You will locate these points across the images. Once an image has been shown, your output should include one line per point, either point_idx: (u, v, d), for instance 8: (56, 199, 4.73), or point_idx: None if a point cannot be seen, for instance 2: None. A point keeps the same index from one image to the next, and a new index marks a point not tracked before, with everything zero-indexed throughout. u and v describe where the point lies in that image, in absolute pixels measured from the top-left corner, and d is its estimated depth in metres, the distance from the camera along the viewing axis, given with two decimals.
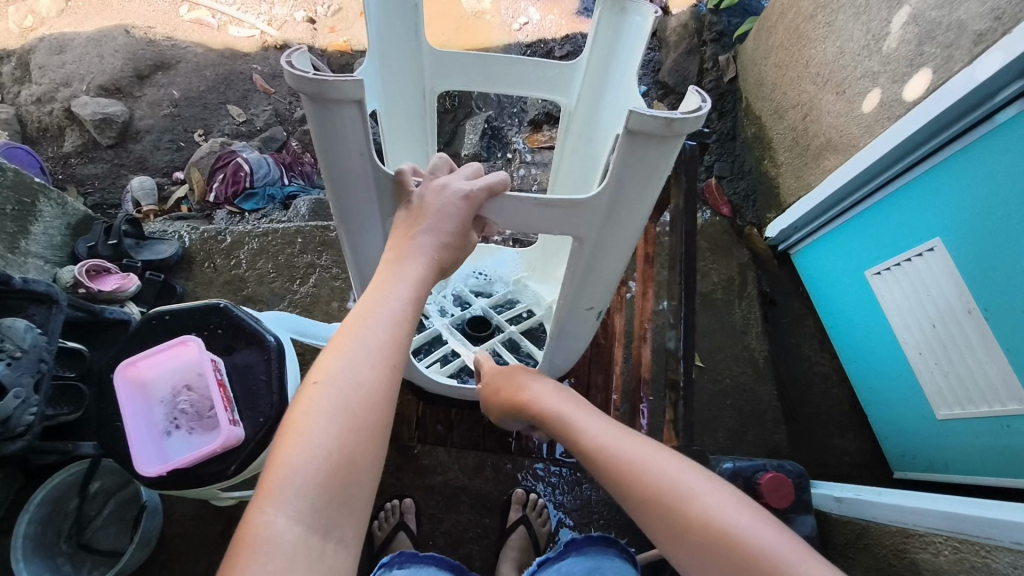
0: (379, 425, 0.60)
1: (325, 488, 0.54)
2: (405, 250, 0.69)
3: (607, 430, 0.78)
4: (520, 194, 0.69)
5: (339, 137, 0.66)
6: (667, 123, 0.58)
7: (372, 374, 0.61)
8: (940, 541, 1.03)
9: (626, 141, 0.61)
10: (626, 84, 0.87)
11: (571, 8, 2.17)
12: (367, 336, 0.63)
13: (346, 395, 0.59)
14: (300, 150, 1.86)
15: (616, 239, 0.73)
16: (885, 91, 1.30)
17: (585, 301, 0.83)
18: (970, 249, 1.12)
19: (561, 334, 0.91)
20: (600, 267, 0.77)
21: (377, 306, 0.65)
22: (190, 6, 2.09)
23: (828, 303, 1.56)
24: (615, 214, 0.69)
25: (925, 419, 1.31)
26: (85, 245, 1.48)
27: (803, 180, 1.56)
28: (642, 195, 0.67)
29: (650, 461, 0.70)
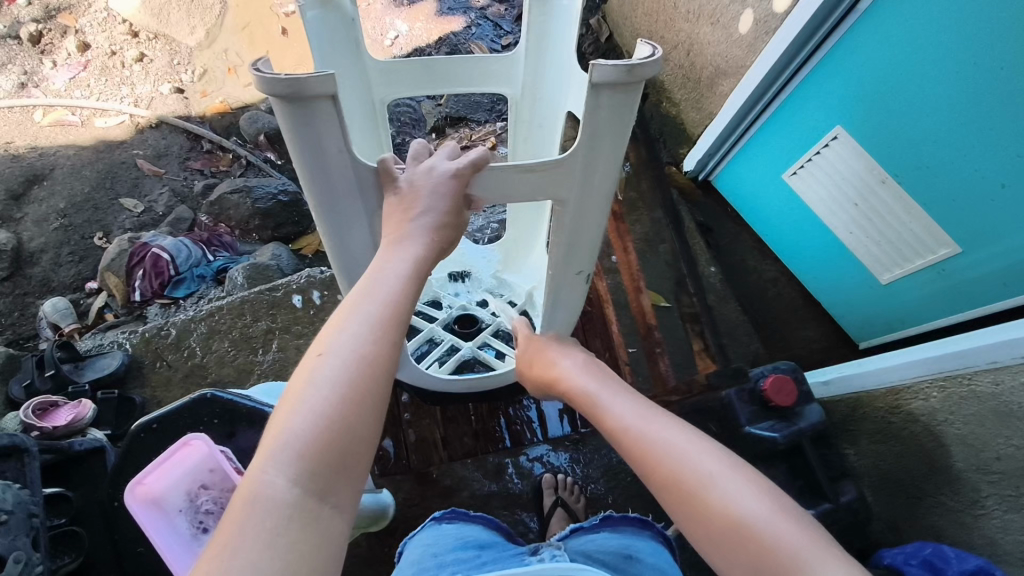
0: (382, 399, 0.58)
1: (325, 450, 0.53)
2: (404, 232, 0.71)
3: (635, 410, 0.76)
4: (503, 165, 0.74)
5: (316, 136, 0.67)
6: (628, 71, 0.65)
7: (372, 346, 0.59)
8: (927, 386, 1.15)
9: (592, 93, 0.67)
10: (570, 52, 0.92)
11: (434, 12, 2.19)
12: (365, 310, 0.62)
13: (346, 363, 0.57)
14: (213, 223, 1.79)
15: (594, 195, 0.80)
16: (756, 10, 1.39)
17: (574, 264, 0.90)
18: (872, 127, 1.24)
19: (555, 298, 0.96)
20: (585, 223, 0.84)
21: (371, 285, 0.65)
22: (44, 110, 1.95)
23: (756, 214, 1.67)
24: (590, 168, 0.76)
25: (873, 288, 1.44)
26: (20, 386, 1.37)
27: (705, 110, 1.65)
28: (613, 147, 0.74)
29: (675, 442, 0.68)
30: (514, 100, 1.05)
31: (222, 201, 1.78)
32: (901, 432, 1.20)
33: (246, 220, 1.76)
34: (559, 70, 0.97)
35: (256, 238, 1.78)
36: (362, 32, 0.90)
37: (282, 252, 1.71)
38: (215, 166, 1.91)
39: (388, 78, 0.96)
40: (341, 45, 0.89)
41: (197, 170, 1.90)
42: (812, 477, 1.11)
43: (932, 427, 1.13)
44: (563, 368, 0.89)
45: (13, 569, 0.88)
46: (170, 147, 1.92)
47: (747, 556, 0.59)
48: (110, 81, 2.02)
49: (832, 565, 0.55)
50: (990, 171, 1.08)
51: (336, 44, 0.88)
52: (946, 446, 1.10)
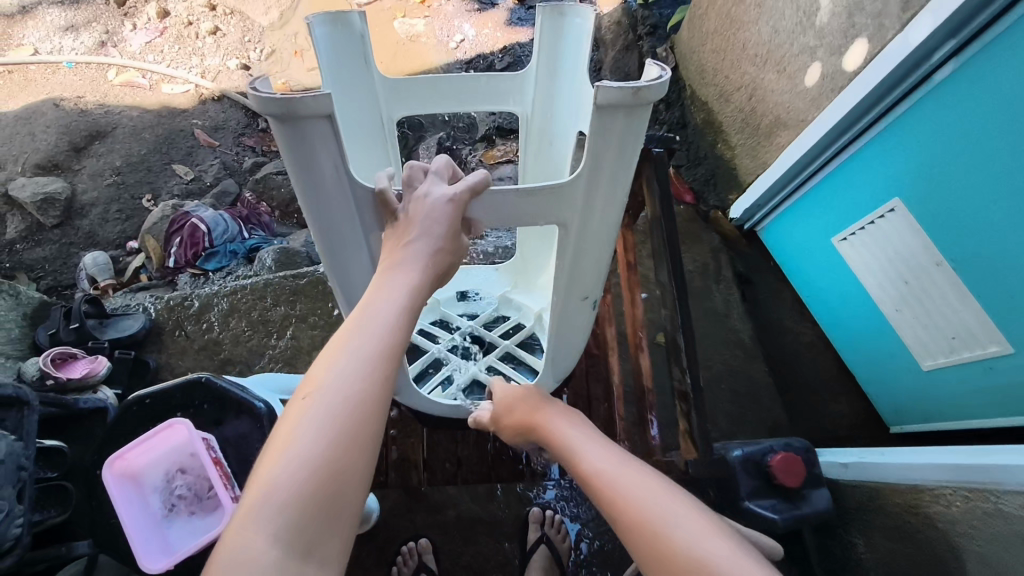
0: (372, 447, 0.57)
1: (312, 502, 0.52)
2: (398, 259, 0.70)
3: (608, 456, 0.72)
4: (502, 189, 0.70)
5: (311, 157, 0.67)
6: (635, 93, 0.61)
7: (364, 386, 0.58)
8: (950, 493, 1.06)
9: (596, 115, 0.63)
10: (582, 72, 0.89)
11: (504, 20, 2.16)
12: (359, 347, 0.61)
13: (337, 405, 0.56)
14: (255, 201, 1.81)
15: (596, 223, 0.76)
16: (825, 64, 1.31)
17: (578, 289, 0.85)
18: (931, 206, 1.16)
19: (558, 328, 0.91)
20: (586, 252, 0.80)
21: (366, 318, 0.64)
22: (118, 70, 2.02)
23: (799, 273, 1.59)
24: (595, 193, 0.72)
25: (912, 371, 1.35)
26: (45, 334, 1.42)
27: (759, 159, 1.57)
28: (617, 175, 0.71)
29: (655, 497, 0.64)
30: (525, 119, 1.02)
31: (268, 179, 1.83)
32: (917, 535, 1.11)
33: (287, 203, 1.81)
34: (571, 92, 0.94)
35: (294, 222, 1.82)
36: (371, 48, 0.89)
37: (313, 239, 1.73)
38: (267, 145, 1.95)
39: (395, 94, 0.95)
40: (351, 62, 0.88)
41: (249, 146, 1.94)
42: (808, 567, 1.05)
43: (950, 538, 1.04)
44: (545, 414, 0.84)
45: None
46: (227, 121, 1.97)
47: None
48: (182, 50, 2.08)
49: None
50: None
51: (343, 62, 0.87)
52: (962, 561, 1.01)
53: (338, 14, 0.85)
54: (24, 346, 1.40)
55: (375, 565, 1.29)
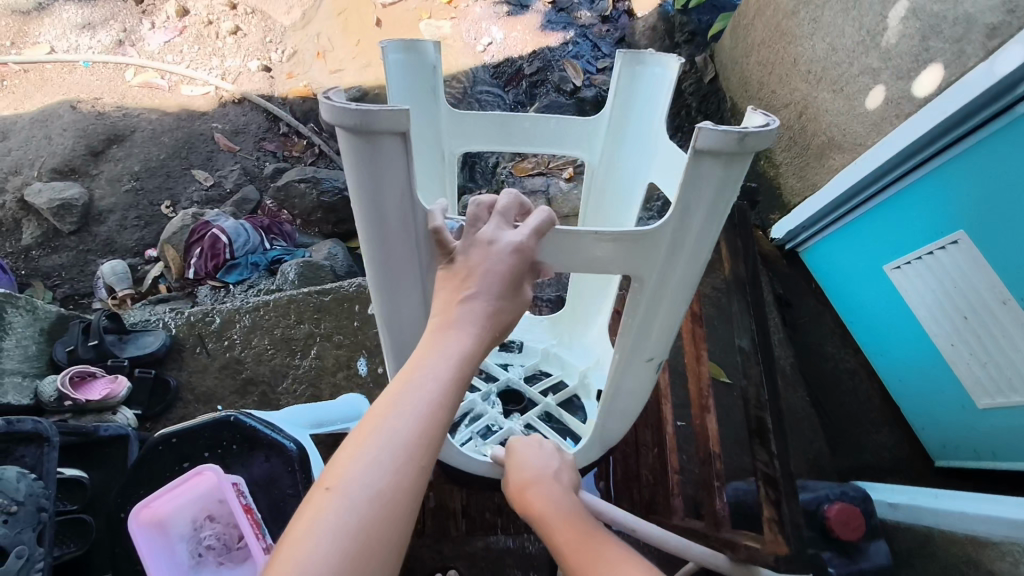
0: (395, 549, 0.51)
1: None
2: (452, 317, 0.63)
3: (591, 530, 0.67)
4: (578, 229, 0.66)
5: (378, 176, 0.62)
6: (740, 139, 0.56)
7: (392, 480, 0.52)
8: (1017, 549, 1.01)
9: (693, 160, 0.59)
10: (660, 122, 0.83)
11: (534, 23, 2.08)
12: (392, 431, 0.54)
13: (359, 506, 0.50)
14: (276, 208, 1.78)
15: (675, 280, 0.71)
16: (890, 88, 1.24)
17: (643, 350, 0.80)
18: (1000, 245, 1.09)
19: (618, 391, 0.86)
20: (660, 310, 0.75)
21: (403, 394, 0.57)
22: (136, 70, 1.96)
23: (844, 298, 1.52)
24: (679, 248, 0.68)
25: (964, 408, 1.28)
26: (64, 350, 1.37)
27: (808, 180, 1.50)
28: (705, 229, 0.66)
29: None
30: (590, 167, 0.96)
31: (289, 187, 1.75)
32: None
33: (309, 211, 1.74)
34: (643, 143, 0.89)
35: (316, 232, 1.76)
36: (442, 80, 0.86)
37: (337, 251, 1.67)
38: (288, 150, 1.89)
39: (459, 131, 0.90)
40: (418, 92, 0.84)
41: (270, 152, 1.88)
42: None
43: None
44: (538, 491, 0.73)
45: (13, 564, 0.87)
46: (248, 125, 1.91)
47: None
48: (202, 50, 2.02)
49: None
50: None
51: (413, 91, 0.83)
52: None
53: (413, 42, 0.81)
54: (42, 363, 1.35)
55: None
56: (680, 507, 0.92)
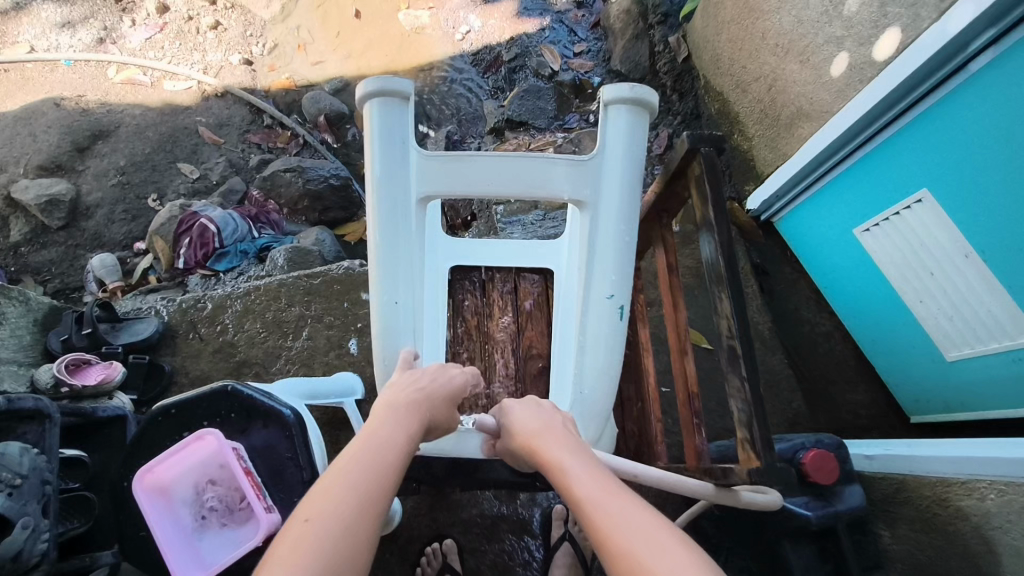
0: (364, 561, 0.62)
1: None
2: (399, 401, 0.80)
3: (598, 482, 0.70)
4: (540, 175, 0.94)
5: (389, 142, 0.93)
6: (631, 90, 0.92)
7: (358, 513, 0.64)
8: (984, 486, 1.07)
9: (606, 111, 0.94)
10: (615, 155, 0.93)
11: (511, 10, 2.10)
12: (355, 478, 0.67)
13: (334, 529, 0.61)
14: (263, 198, 1.80)
15: (612, 212, 0.94)
16: (853, 55, 1.29)
17: (599, 284, 0.95)
18: (961, 201, 1.14)
19: (584, 341, 0.96)
20: (605, 243, 0.95)
21: (364, 450, 0.71)
22: (118, 66, 1.96)
23: (819, 264, 1.57)
24: (607, 180, 0.94)
25: (935, 362, 1.34)
26: (58, 339, 1.39)
27: (779, 150, 1.55)
28: (630, 160, 0.94)
29: (654, 556, 0.59)
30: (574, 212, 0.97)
31: (274, 177, 1.78)
32: (946, 527, 1.12)
33: (296, 200, 1.77)
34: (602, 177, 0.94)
35: (302, 219, 1.79)
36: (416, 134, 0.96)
37: (325, 237, 1.70)
38: (273, 141, 1.92)
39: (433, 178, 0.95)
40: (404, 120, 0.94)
41: (254, 144, 1.91)
42: (842, 564, 1.06)
43: (984, 531, 1.05)
44: (544, 438, 0.79)
45: (20, 535, 0.88)
46: (231, 118, 1.93)
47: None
48: (183, 47, 2.01)
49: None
50: None
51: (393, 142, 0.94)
52: (996, 554, 1.03)
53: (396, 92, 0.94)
54: (37, 353, 1.37)
55: (400, 564, 1.34)
56: (663, 454, 0.98)
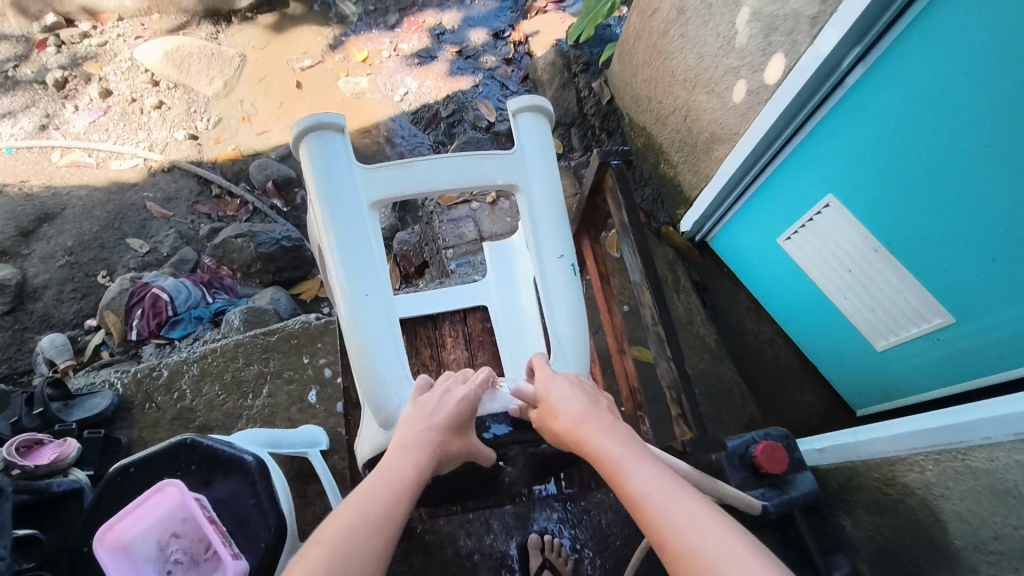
0: None
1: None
2: (416, 438, 0.79)
3: (657, 476, 0.67)
4: (480, 168, 1.01)
5: (332, 168, 0.96)
6: (530, 98, 1.05)
7: (373, 536, 0.63)
8: (922, 458, 1.15)
9: (515, 116, 1.05)
10: (533, 142, 1.04)
11: (445, 70, 2.24)
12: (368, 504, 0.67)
13: (344, 550, 0.60)
14: (215, 265, 1.82)
15: (540, 187, 1.04)
16: (750, 81, 1.41)
17: (552, 247, 1.02)
18: (864, 199, 1.26)
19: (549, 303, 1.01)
20: (544, 214, 1.03)
21: (378, 477, 0.72)
22: (62, 151, 1.99)
23: (754, 275, 1.68)
24: (532, 166, 1.04)
25: (869, 353, 1.44)
26: (7, 422, 1.35)
27: (701, 173, 1.67)
28: (545, 147, 1.05)
29: (718, 553, 0.56)
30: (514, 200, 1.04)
31: (226, 244, 1.81)
32: (898, 505, 1.18)
33: (248, 264, 1.80)
34: (530, 160, 1.04)
35: (257, 282, 1.81)
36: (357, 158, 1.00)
37: (280, 296, 1.73)
38: (222, 211, 1.96)
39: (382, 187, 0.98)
40: (344, 149, 0.98)
41: (204, 214, 1.94)
42: (804, 550, 1.10)
43: (929, 502, 1.11)
44: (587, 427, 0.78)
45: None
46: (179, 191, 1.97)
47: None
48: (128, 127, 2.06)
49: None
50: (995, 250, 1.07)
51: (333, 168, 0.96)
52: (943, 522, 1.08)
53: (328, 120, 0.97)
54: None
55: None
56: None
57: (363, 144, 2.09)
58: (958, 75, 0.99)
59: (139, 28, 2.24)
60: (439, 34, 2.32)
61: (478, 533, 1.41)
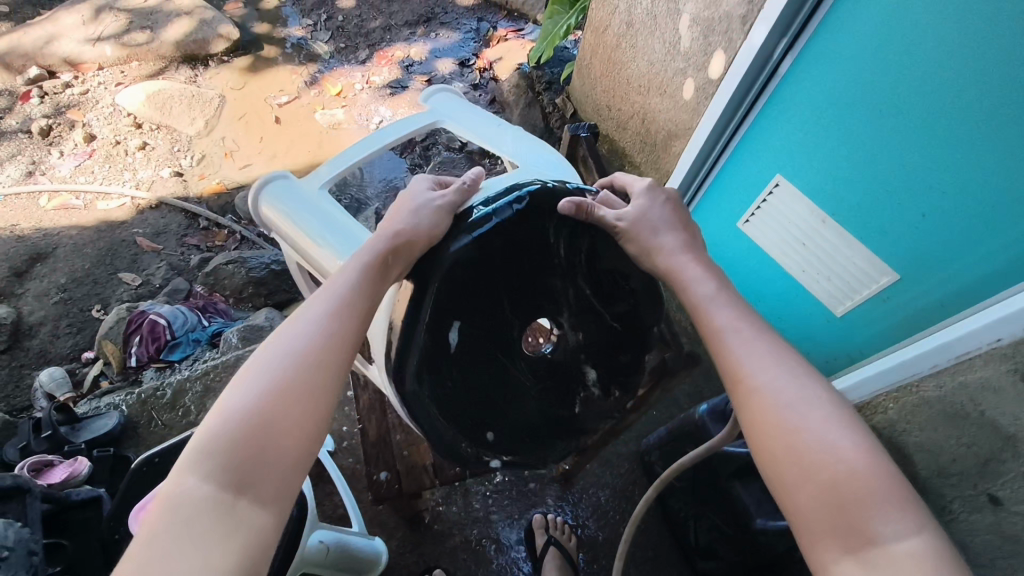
0: (311, 395, 0.69)
1: (242, 449, 0.63)
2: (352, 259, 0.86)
3: (737, 320, 0.82)
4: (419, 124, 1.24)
5: (294, 186, 1.15)
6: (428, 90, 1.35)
7: (305, 352, 0.72)
8: (883, 400, 1.27)
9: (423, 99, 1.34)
10: (444, 106, 1.31)
11: (416, 98, 2.38)
12: (298, 328, 0.75)
13: (279, 371, 0.69)
14: (208, 292, 1.88)
15: (468, 120, 1.29)
16: (696, 79, 1.57)
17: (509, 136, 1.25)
18: (808, 175, 1.41)
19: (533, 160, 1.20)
20: (483, 127, 1.27)
21: (320, 300, 0.79)
22: (50, 195, 2.05)
23: (722, 261, 1.82)
24: (453, 112, 1.30)
25: (829, 321, 1.57)
26: (15, 449, 1.38)
27: (662, 170, 1.82)
28: (453, 102, 1.32)
29: (779, 390, 0.72)
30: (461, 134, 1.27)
31: (217, 271, 1.88)
32: None
33: (240, 288, 1.86)
34: (451, 110, 1.30)
35: (249, 306, 1.88)
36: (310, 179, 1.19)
37: (274, 315, 1.80)
38: (210, 241, 2.02)
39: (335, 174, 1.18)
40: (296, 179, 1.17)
41: (193, 245, 2.01)
42: None
43: (895, 439, 1.22)
44: (678, 261, 0.92)
45: None
46: (168, 225, 2.04)
47: (828, 500, 0.63)
48: (113, 168, 2.13)
49: (900, 511, 0.61)
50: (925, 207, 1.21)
51: (292, 189, 1.14)
52: (908, 455, 1.19)
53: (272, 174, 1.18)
54: None
55: None
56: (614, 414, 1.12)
57: None
58: (876, 53, 1.16)
59: (120, 76, 2.34)
60: (408, 66, 2.48)
61: (484, 520, 1.47)
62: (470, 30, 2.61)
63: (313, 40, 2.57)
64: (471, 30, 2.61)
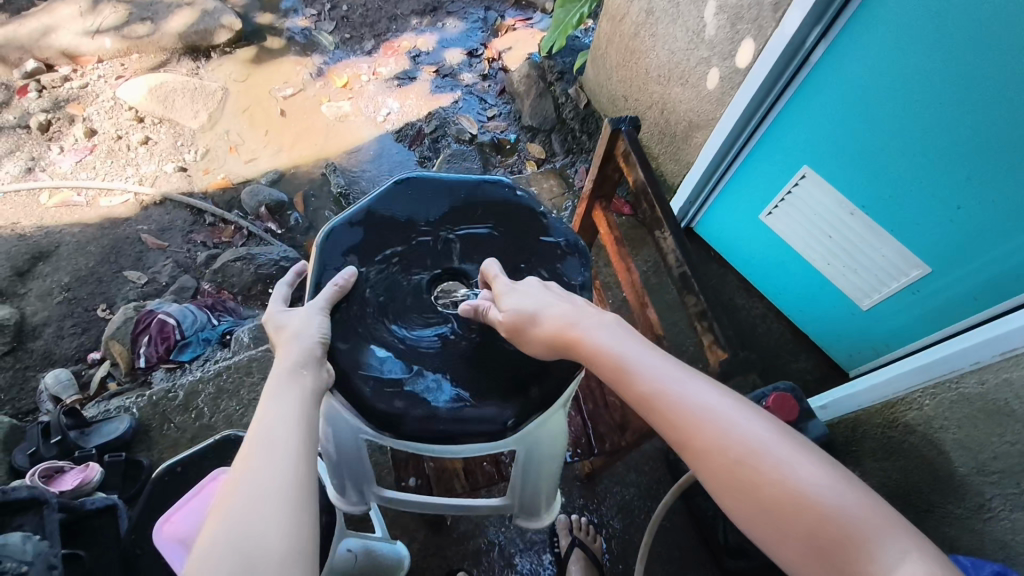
0: (302, 491, 0.59)
1: (246, 556, 0.51)
2: (289, 343, 0.77)
3: (665, 371, 0.70)
4: None
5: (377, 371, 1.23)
6: None
7: (288, 445, 0.62)
8: (919, 396, 1.24)
9: None
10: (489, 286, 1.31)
11: (424, 89, 2.33)
12: (268, 421, 0.65)
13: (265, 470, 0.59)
14: (215, 290, 1.83)
15: None
16: (722, 68, 1.52)
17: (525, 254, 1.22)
18: (836, 168, 1.37)
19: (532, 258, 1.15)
20: None
21: (273, 390, 0.69)
22: (51, 191, 2.00)
23: (742, 255, 1.79)
24: None
25: (855, 314, 1.54)
26: (25, 454, 1.34)
27: (682, 161, 1.79)
28: None
29: (747, 438, 0.62)
30: None
31: (225, 268, 1.82)
32: (902, 445, 1.26)
33: (249, 286, 1.81)
34: None
35: (258, 304, 1.83)
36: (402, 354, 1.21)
37: None
38: (217, 238, 1.97)
39: None
40: None
41: (199, 242, 1.96)
42: None
43: (931, 436, 1.19)
44: (579, 327, 0.78)
45: None
46: (173, 222, 1.99)
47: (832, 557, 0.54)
48: (115, 164, 2.08)
49: (894, 536, 0.53)
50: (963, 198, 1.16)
51: None
52: (946, 452, 1.16)
53: None
54: (2, 472, 1.32)
55: None
56: None
57: (351, 164, 2.15)
58: (915, 40, 1.09)
59: (120, 69, 2.28)
60: (414, 57, 2.42)
61: (508, 522, 1.43)
62: (478, 20, 2.55)
63: (317, 30, 2.51)
64: (479, 20, 2.55)
